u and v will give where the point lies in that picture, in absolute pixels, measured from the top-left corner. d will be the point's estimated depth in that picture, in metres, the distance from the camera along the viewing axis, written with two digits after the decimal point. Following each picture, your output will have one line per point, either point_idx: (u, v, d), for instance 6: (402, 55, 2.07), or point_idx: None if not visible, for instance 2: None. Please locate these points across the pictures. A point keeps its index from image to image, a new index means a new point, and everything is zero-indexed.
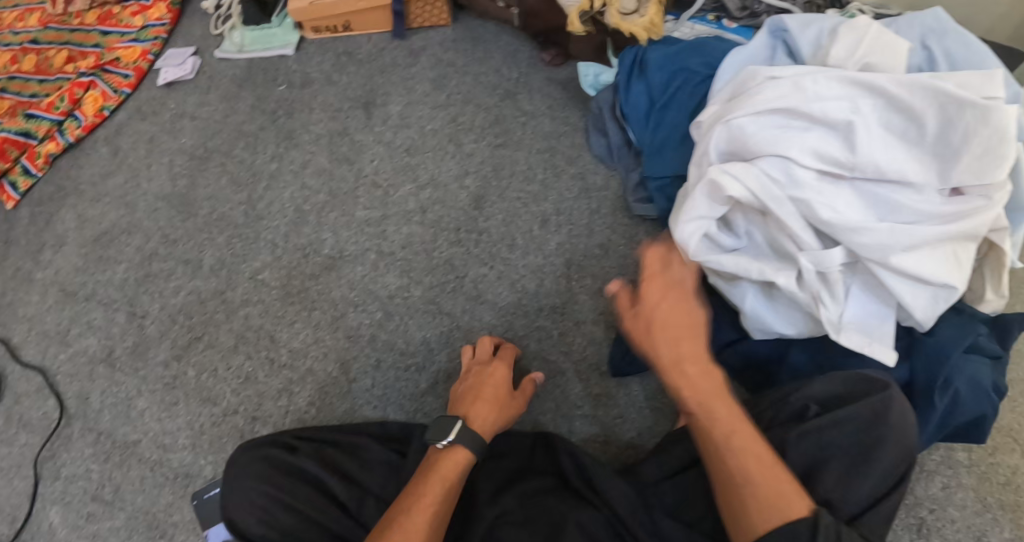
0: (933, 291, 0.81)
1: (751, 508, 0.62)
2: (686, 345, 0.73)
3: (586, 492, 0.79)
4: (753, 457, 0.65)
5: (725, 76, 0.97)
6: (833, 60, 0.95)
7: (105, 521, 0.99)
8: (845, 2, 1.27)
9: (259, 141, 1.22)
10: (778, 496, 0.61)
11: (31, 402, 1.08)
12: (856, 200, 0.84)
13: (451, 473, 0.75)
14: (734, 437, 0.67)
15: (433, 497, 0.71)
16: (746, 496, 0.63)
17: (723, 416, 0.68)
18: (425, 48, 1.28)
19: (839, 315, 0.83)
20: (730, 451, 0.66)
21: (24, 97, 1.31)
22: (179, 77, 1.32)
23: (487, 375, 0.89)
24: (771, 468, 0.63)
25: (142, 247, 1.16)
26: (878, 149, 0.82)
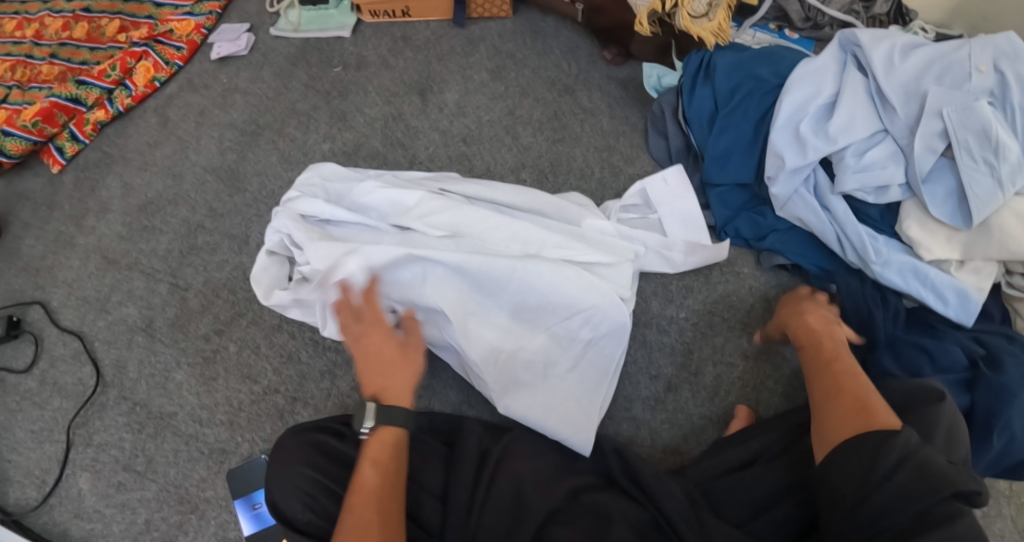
0: (583, 350, 0.90)
1: (832, 425, 0.70)
2: (813, 329, 0.83)
3: (634, 489, 0.78)
4: (848, 387, 0.73)
5: (357, 207, 0.96)
6: (360, 203, 0.96)
7: (135, 491, 0.98)
8: (909, 18, 1.25)
9: (311, 120, 1.21)
10: (865, 411, 0.68)
11: (67, 367, 1.07)
12: (481, 315, 0.90)
13: (380, 455, 0.75)
14: (840, 389, 0.73)
15: (370, 483, 0.72)
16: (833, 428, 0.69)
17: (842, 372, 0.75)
18: (484, 39, 1.27)
19: (505, 388, 0.88)
20: (828, 391, 0.74)
21: (74, 64, 1.31)
22: (232, 53, 1.31)
23: (360, 331, 0.80)
24: (863, 390, 0.72)
25: (187, 219, 1.16)
26: (542, 274, 0.89)
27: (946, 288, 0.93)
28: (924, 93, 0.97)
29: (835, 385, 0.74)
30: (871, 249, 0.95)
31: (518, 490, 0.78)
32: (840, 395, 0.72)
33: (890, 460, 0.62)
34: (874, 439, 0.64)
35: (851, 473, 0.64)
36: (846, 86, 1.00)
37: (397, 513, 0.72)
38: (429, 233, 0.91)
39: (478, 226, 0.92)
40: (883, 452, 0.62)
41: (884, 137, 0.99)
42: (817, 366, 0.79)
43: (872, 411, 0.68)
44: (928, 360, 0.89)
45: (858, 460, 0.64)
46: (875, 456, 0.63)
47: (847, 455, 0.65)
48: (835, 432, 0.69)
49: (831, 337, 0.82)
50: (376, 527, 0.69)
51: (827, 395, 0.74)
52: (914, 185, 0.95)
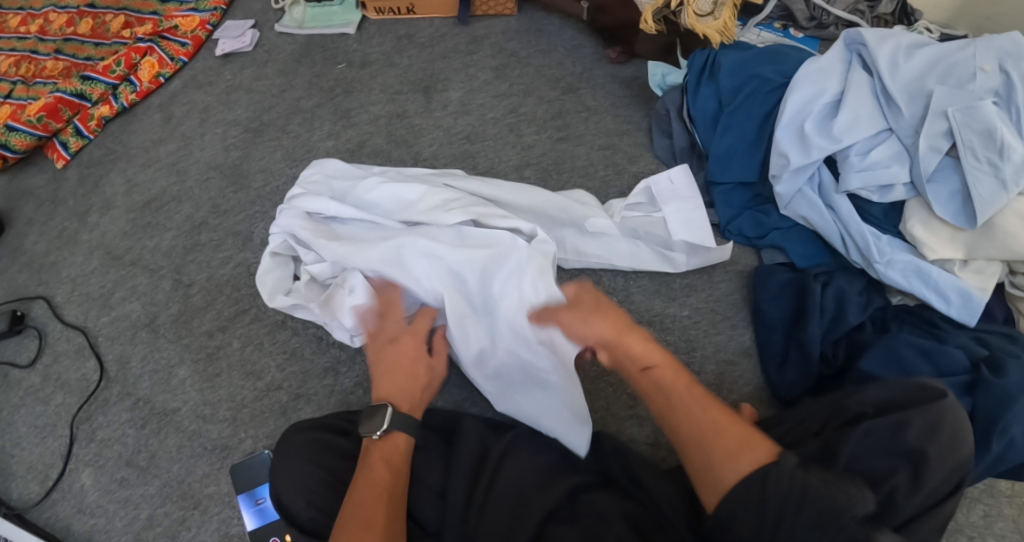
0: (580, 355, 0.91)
1: (716, 465, 0.64)
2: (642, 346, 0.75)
3: (633, 488, 0.78)
4: (717, 419, 0.67)
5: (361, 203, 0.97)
6: (363, 199, 0.96)
7: (138, 487, 0.98)
8: (914, 18, 1.24)
9: (316, 118, 1.22)
10: (747, 442, 0.64)
11: (71, 362, 1.08)
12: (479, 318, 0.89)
13: (393, 457, 0.77)
14: (712, 422, 0.67)
15: (388, 482, 0.74)
16: (716, 467, 0.64)
17: (697, 411, 0.69)
18: (488, 37, 1.27)
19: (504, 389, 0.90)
20: (698, 427, 0.68)
21: (79, 60, 1.31)
22: (237, 49, 1.32)
23: (396, 334, 0.85)
24: (733, 421, 0.67)
25: (191, 215, 1.16)
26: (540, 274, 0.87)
27: (949, 288, 0.93)
28: (928, 93, 0.97)
29: (703, 417, 0.68)
30: (875, 248, 0.95)
31: (519, 491, 0.78)
32: (712, 432, 0.66)
33: (793, 489, 0.59)
34: (769, 473, 0.60)
35: (756, 513, 0.60)
36: (850, 85, 1.00)
37: (401, 512, 0.73)
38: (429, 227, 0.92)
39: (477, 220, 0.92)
40: (783, 486, 0.59)
41: (888, 136, 0.99)
42: (665, 390, 0.72)
43: (755, 440, 0.64)
44: (931, 360, 0.88)
45: (759, 496, 0.60)
46: (777, 486, 0.59)
47: (747, 498, 0.60)
48: (722, 473, 0.63)
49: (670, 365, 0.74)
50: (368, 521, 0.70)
51: (702, 426, 0.67)
52: (918, 184, 0.95)
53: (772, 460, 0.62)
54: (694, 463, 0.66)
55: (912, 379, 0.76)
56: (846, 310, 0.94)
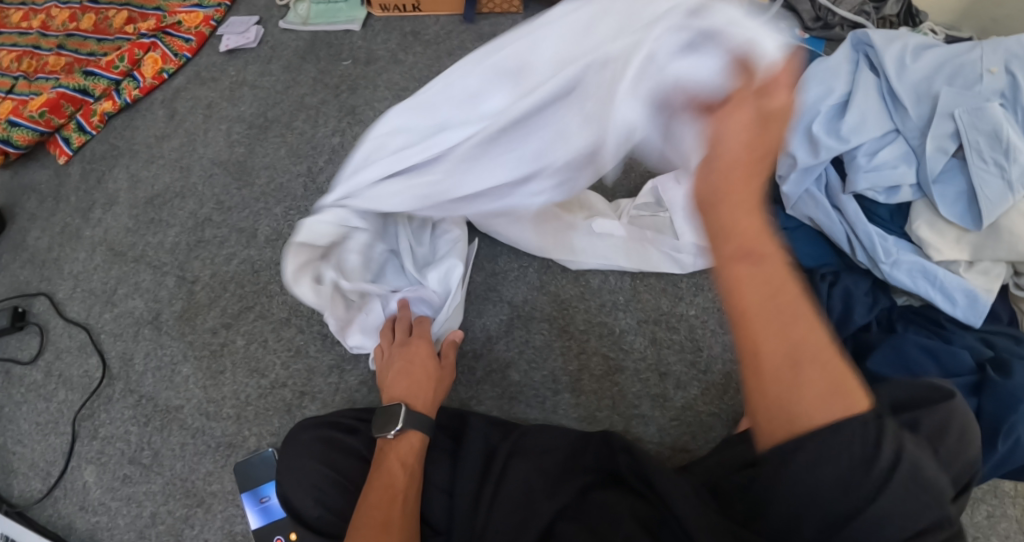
0: None
1: (797, 405, 0.50)
2: (750, 217, 0.53)
3: (643, 488, 0.76)
4: (818, 346, 0.51)
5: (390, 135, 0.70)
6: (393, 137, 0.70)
7: (142, 484, 0.98)
8: (920, 18, 1.24)
9: (321, 114, 1.21)
10: (843, 384, 0.50)
11: (73, 358, 1.08)
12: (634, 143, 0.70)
13: (409, 458, 0.77)
14: (809, 347, 0.51)
15: (404, 486, 0.74)
16: (795, 408, 0.51)
17: (802, 329, 0.51)
18: (494, 35, 1.27)
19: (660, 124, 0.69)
20: (788, 349, 0.51)
21: (81, 55, 1.30)
22: (241, 45, 1.31)
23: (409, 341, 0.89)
24: (831, 355, 0.51)
25: (195, 212, 1.15)
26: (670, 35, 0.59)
27: (955, 289, 0.93)
28: (935, 94, 0.97)
29: (801, 335, 0.51)
30: (881, 248, 0.95)
31: (527, 487, 0.78)
32: (809, 358, 0.51)
33: (885, 464, 0.48)
34: (864, 438, 0.48)
35: (830, 482, 0.49)
36: (858, 86, 1.00)
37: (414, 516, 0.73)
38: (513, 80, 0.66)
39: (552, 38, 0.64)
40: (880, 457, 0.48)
41: (895, 137, 0.99)
42: (774, 285, 0.52)
43: (850, 384, 0.50)
44: (938, 361, 0.88)
45: (842, 459, 0.48)
46: (869, 453, 0.48)
47: (829, 455, 0.49)
48: (808, 418, 0.50)
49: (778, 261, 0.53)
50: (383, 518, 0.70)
51: (792, 352, 0.51)
52: (925, 185, 0.95)
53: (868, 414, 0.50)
54: (761, 394, 0.52)
55: (920, 380, 0.76)
56: (854, 311, 0.95)
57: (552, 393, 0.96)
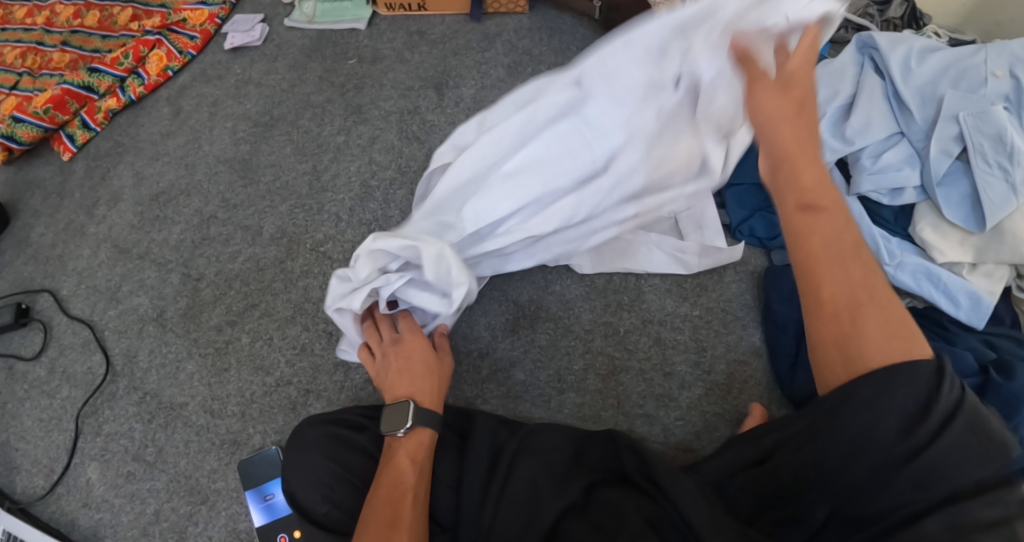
0: None
1: (865, 356, 0.60)
2: (805, 171, 0.62)
3: (649, 486, 0.76)
4: (881, 299, 0.61)
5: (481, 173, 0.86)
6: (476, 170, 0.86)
7: (145, 481, 0.98)
8: (924, 21, 1.24)
9: (326, 113, 1.21)
10: (903, 336, 0.60)
11: (77, 355, 1.07)
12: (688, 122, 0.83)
13: (416, 456, 0.77)
14: (866, 304, 0.61)
15: (412, 484, 0.74)
16: (859, 354, 0.60)
17: (858, 278, 0.61)
18: (500, 35, 1.27)
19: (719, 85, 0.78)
20: (853, 293, 0.61)
21: (86, 52, 1.30)
22: (246, 43, 1.31)
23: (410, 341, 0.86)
24: (892, 309, 0.61)
25: (200, 209, 1.15)
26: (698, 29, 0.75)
27: (958, 291, 0.93)
28: (940, 97, 0.97)
29: (875, 287, 0.61)
30: (885, 250, 0.95)
31: (533, 485, 0.78)
32: (869, 299, 0.61)
33: (947, 411, 0.56)
34: (919, 379, 0.57)
35: (887, 431, 0.57)
36: (862, 89, 1.01)
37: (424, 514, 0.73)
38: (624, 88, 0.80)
39: (642, 41, 0.76)
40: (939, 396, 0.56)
41: (899, 140, 0.99)
42: (829, 236, 0.62)
43: (911, 335, 0.60)
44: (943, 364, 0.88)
45: (909, 406, 0.57)
46: (921, 402, 0.57)
47: (895, 397, 0.57)
48: (868, 358, 0.60)
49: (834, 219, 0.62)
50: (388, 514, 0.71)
51: (856, 303, 0.61)
52: (929, 188, 0.96)
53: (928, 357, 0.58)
54: (824, 346, 0.63)
55: None
56: None
57: (557, 392, 0.96)
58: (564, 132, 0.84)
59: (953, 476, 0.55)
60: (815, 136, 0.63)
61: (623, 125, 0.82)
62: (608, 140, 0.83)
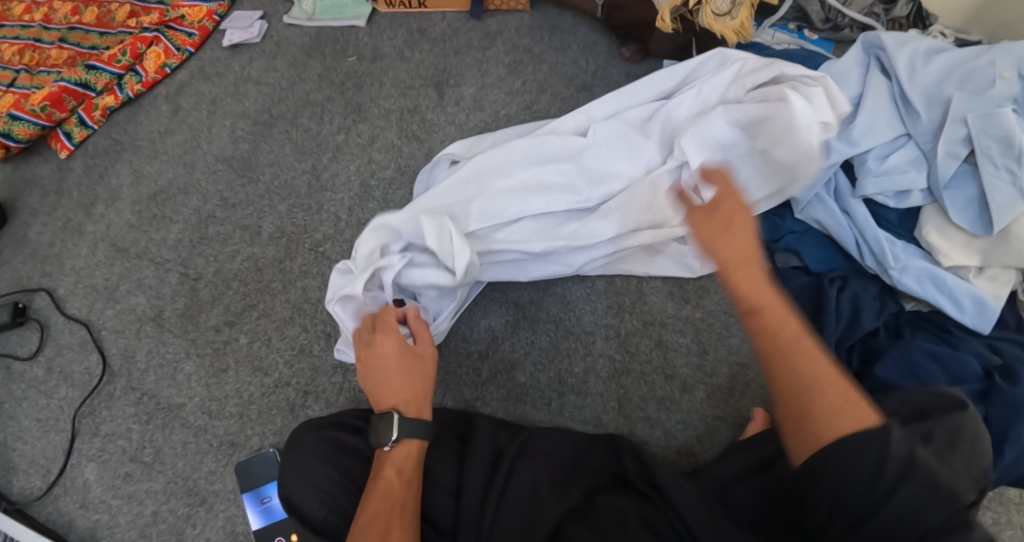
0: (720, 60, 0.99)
1: (816, 417, 0.61)
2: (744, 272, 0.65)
3: (650, 491, 0.76)
4: (823, 372, 0.62)
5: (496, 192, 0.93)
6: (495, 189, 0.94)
7: (143, 482, 0.97)
8: (930, 21, 1.22)
9: (326, 112, 1.20)
10: (848, 404, 0.60)
11: (74, 354, 1.07)
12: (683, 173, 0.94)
13: (405, 467, 0.75)
14: (817, 386, 0.62)
15: (401, 499, 0.72)
16: (812, 423, 0.61)
17: (799, 361, 0.63)
18: (501, 33, 1.26)
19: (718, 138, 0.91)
20: (795, 370, 0.63)
21: (83, 49, 1.29)
22: (245, 40, 1.30)
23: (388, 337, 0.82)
24: (836, 378, 0.62)
25: (199, 208, 1.14)
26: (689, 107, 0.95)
27: (962, 295, 0.92)
28: (946, 99, 0.96)
29: (809, 367, 0.63)
30: (890, 254, 0.94)
31: (533, 488, 0.78)
32: (815, 382, 0.62)
33: (894, 471, 0.57)
34: (875, 446, 0.58)
35: (857, 494, 0.58)
36: (868, 90, 1.00)
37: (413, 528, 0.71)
38: (620, 138, 0.96)
39: (633, 115, 0.98)
40: (885, 460, 0.57)
41: (906, 141, 0.98)
42: (773, 331, 0.64)
43: (856, 401, 0.61)
44: (947, 369, 0.87)
45: (861, 475, 0.58)
46: (879, 468, 0.57)
47: (847, 456, 0.58)
48: (826, 431, 0.60)
49: (774, 313, 0.64)
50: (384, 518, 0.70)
51: (793, 384, 0.63)
52: (935, 190, 0.94)
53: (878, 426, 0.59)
54: (790, 427, 0.63)
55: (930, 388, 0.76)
56: (861, 314, 0.94)
57: (558, 395, 0.95)
58: (564, 168, 0.95)
59: (925, 515, 0.56)
60: (754, 250, 0.66)
61: (613, 168, 0.95)
62: (597, 179, 0.95)
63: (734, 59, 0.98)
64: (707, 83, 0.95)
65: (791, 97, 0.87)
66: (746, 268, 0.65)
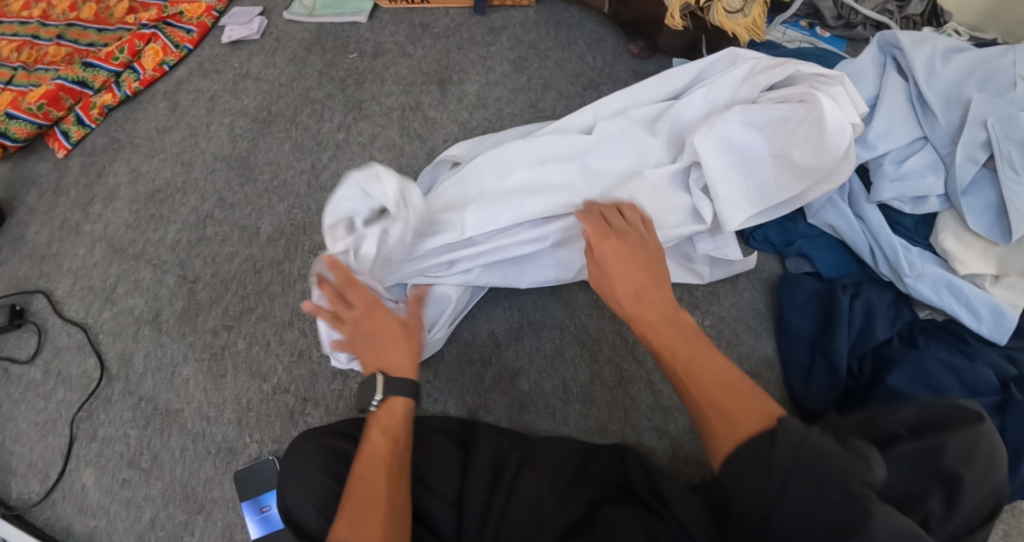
0: (730, 59, 0.96)
1: (719, 433, 0.68)
2: (652, 312, 0.78)
3: (656, 503, 0.74)
4: (717, 390, 0.71)
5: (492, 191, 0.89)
6: (492, 188, 0.90)
7: (141, 488, 0.95)
8: (944, 19, 1.19)
9: (326, 109, 1.18)
10: (745, 412, 0.68)
11: (71, 357, 1.05)
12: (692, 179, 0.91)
13: (389, 424, 0.76)
14: (716, 402, 0.70)
15: (385, 455, 0.73)
16: (719, 437, 0.68)
17: (701, 383, 0.72)
18: (505, 28, 1.23)
19: (731, 139, 0.87)
20: (700, 387, 0.72)
21: (82, 46, 1.27)
22: (244, 36, 1.28)
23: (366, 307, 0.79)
24: (735, 394, 0.70)
25: (196, 208, 1.12)
26: (698, 106, 0.92)
27: (980, 304, 0.88)
28: (966, 101, 0.93)
29: (708, 388, 0.71)
30: (905, 261, 0.90)
31: (537, 500, 0.76)
32: (712, 403, 0.70)
33: (784, 457, 0.62)
34: (765, 445, 0.63)
35: (754, 491, 0.62)
36: (886, 90, 0.96)
37: (401, 483, 0.72)
38: (625, 138, 0.92)
39: (641, 113, 0.94)
40: (777, 453, 0.62)
41: (923, 145, 0.95)
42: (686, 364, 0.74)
43: (753, 410, 0.68)
44: (966, 380, 0.84)
45: (754, 472, 0.63)
46: (767, 463, 0.62)
47: (744, 462, 0.64)
48: (733, 438, 0.67)
49: (681, 342, 0.76)
50: (384, 495, 0.70)
51: (700, 403, 0.71)
52: (953, 196, 0.91)
53: (770, 427, 0.65)
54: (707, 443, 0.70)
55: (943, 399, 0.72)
56: (875, 324, 0.90)
57: (562, 404, 0.93)
58: (566, 168, 0.91)
59: (820, 509, 0.59)
60: (652, 289, 0.79)
61: (616, 170, 0.92)
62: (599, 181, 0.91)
63: (745, 59, 0.95)
64: (719, 82, 0.92)
65: (822, 97, 0.83)
66: (645, 292, 0.79)
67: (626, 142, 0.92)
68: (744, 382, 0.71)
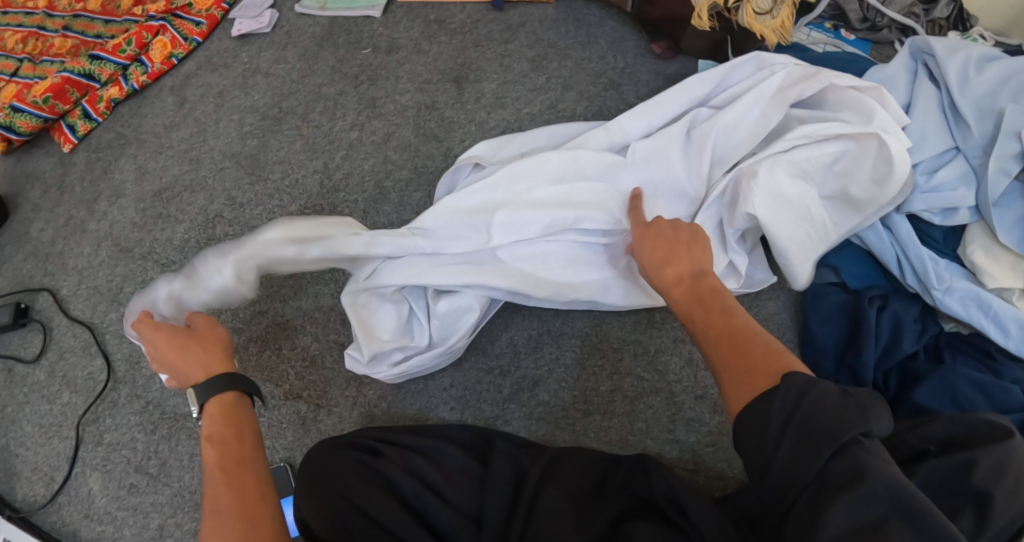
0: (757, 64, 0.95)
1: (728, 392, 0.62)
2: (676, 289, 0.74)
3: (677, 516, 0.69)
4: (726, 351, 0.65)
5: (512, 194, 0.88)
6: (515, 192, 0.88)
7: (149, 495, 0.93)
8: (971, 23, 1.17)
9: (339, 106, 1.15)
10: (753, 371, 0.61)
11: (77, 359, 1.03)
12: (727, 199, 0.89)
13: (214, 429, 0.67)
14: (725, 371, 0.64)
15: (220, 459, 0.63)
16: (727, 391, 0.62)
17: (720, 353, 0.65)
18: (524, 25, 1.20)
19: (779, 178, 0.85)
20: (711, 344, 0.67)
21: (88, 37, 1.24)
22: (255, 29, 1.25)
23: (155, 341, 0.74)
24: (743, 354, 0.63)
25: (205, 207, 1.09)
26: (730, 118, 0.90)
27: (1009, 320, 0.85)
28: (999, 111, 0.90)
29: (722, 354, 0.65)
30: (933, 273, 0.88)
31: (554, 512, 0.72)
32: (721, 365, 0.64)
33: (782, 410, 0.56)
34: (763, 405, 0.57)
35: (753, 452, 0.57)
36: (918, 99, 0.93)
37: (256, 485, 0.62)
38: (658, 153, 0.91)
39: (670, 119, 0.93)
40: (772, 410, 0.56)
41: (955, 156, 0.92)
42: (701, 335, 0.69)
43: (764, 369, 0.61)
44: (996, 398, 0.82)
45: (750, 428, 0.57)
46: (765, 419, 0.56)
47: (745, 421, 0.58)
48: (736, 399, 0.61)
49: (711, 299, 0.71)
50: (235, 506, 0.60)
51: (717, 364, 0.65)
52: (983, 208, 0.89)
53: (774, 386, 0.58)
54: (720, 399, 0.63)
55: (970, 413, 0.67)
56: (902, 337, 0.87)
57: (582, 415, 0.91)
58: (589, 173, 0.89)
59: (807, 466, 0.53)
60: (677, 267, 0.75)
61: (641, 173, 0.90)
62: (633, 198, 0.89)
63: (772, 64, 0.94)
64: (753, 92, 0.90)
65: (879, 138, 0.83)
66: (667, 262, 0.76)
67: (652, 145, 0.91)
68: (760, 337, 0.65)
